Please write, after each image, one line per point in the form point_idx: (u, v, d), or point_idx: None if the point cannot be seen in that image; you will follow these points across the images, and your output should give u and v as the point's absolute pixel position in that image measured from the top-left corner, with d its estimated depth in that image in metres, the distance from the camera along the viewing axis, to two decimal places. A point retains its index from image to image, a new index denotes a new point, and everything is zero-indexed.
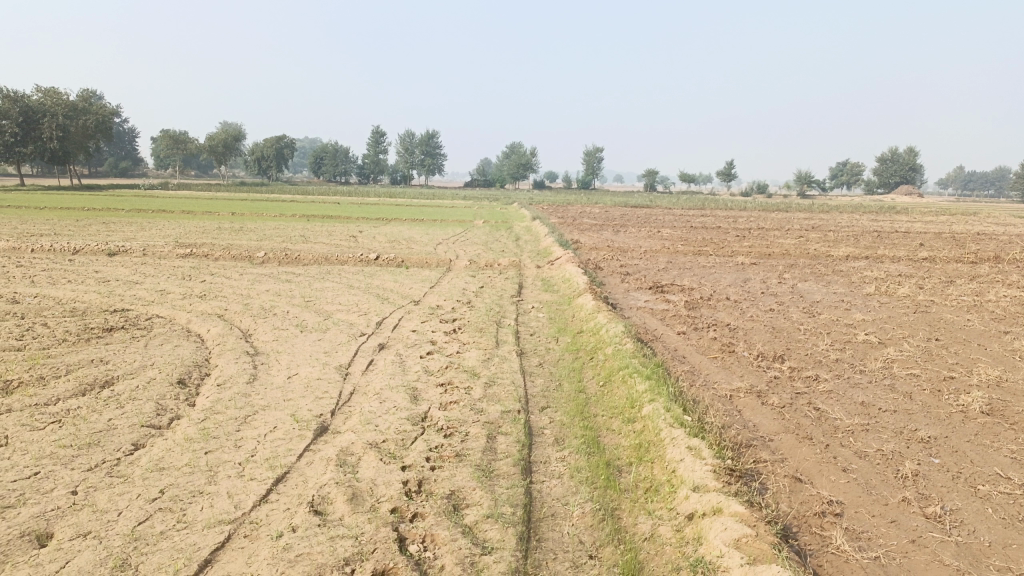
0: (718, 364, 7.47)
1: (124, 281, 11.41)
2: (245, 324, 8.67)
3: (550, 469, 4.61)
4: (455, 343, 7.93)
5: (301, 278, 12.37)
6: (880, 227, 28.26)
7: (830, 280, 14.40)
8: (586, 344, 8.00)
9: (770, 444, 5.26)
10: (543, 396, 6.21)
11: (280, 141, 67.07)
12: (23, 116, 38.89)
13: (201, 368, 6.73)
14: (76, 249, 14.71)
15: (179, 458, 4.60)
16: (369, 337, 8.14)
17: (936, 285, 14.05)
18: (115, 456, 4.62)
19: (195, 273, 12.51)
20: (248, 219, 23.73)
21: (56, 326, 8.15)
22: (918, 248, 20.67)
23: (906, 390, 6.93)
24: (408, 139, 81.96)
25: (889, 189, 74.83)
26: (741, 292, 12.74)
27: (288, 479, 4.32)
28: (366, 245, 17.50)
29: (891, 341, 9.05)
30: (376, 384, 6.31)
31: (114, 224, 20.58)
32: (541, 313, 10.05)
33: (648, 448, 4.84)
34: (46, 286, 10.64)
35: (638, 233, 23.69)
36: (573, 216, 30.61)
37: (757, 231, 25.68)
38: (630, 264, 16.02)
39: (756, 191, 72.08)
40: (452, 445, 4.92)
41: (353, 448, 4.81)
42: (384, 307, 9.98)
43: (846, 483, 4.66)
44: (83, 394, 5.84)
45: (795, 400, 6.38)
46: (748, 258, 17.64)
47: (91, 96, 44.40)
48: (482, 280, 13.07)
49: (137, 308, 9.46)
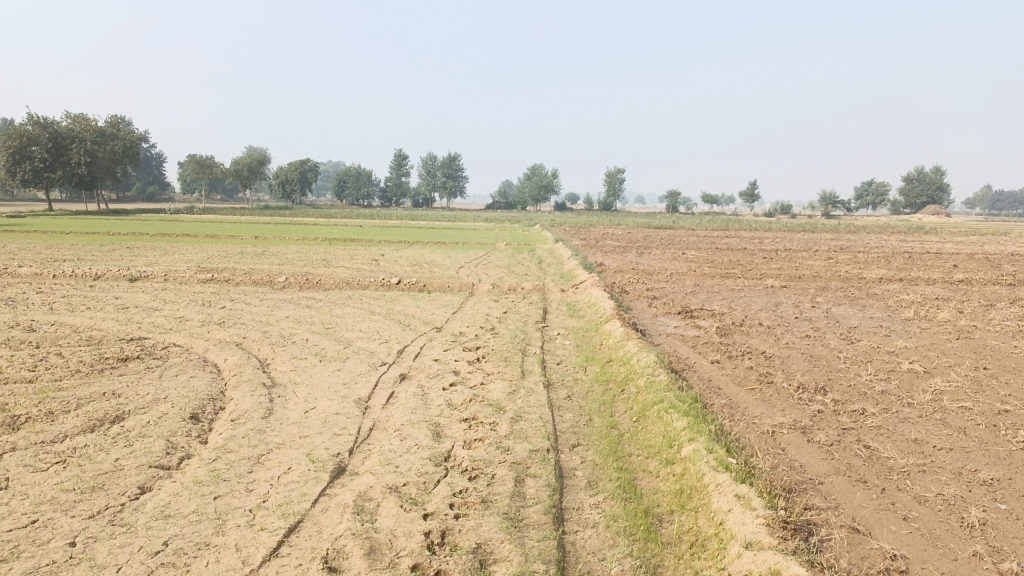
0: (757, 396, 7.08)
1: (143, 307, 11.24)
2: (263, 353, 8.41)
3: (584, 518, 4.26)
4: (479, 373, 7.60)
5: (322, 303, 12.14)
6: (910, 248, 27.58)
7: (865, 304, 13.91)
8: (616, 374, 7.64)
9: (821, 488, 4.87)
10: (573, 432, 5.85)
11: (305, 165, 67.57)
12: (52, 143, 39.47)
13: (216, 401, 6.47)
14: (98, 274, 14.64)
15: (187, 504, 4.30)
16: (390, 366, 7.84)
17: (977, 309, 13.52)
18: (119, 501, 4.33)
19: (215, 298, 12.35)
20: (271, 243, 23.66)
21: (70, 356, 7.95)
22: (953, 270, 20.06)
23: (960, 425, 6.48)
24: (431, 162, 82.55)
25: (916, 210, 73.71)
26: (774, 317, 12.32)
27: (301, 530, 4.00)
28: (388, 269, 17.30)
29: (937, 371, 8.59)
30: (397, 419, 5.99)
31: (137, 248, 20.58)
32: (567, 340, 9.72)
33: (690, 494, 4.47)
34: (65, 313, 10.49)
35: (663, 256, 23.30)
36: (596, 238, 30.40)
37: (785, 252, 25.20)
38: (657, 288, 15.63)
39: (779, 212, 71.55)
40: (478, 489, 4.58)
41: (372, 493, 4.48)
42: (406, 334, 9.70)
43: (908, 534, 4.25)
44: (92, 431, 5.57)
45: (842, 437, 5.98)
46: (777, 281, 17.20)
47: (119, 121, 44.93)
48: (505, 305, 12.75)
49: (155, 336, 9.25)
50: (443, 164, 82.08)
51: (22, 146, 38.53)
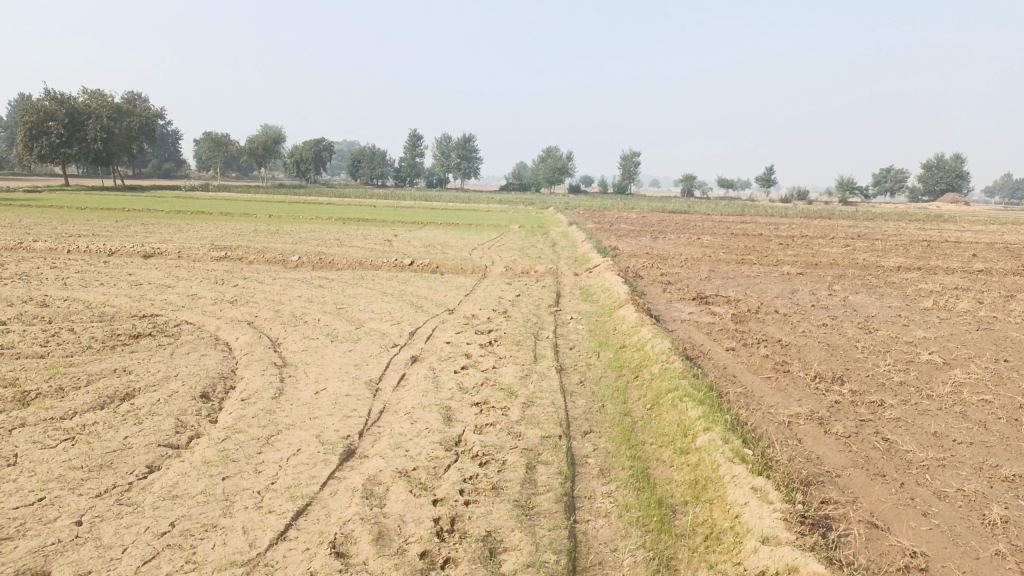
0: (773, 385, 6.98)
1: (156, 284, 11.22)
2: (275, 333, 8.37)
3: (595, 507, 4.19)
4: (491, 357, 7.52)
5: (335, 283, 12.08)
6: (928, 236, 27.25)
7: (883, 293, 13.71)
8: (630, 360, 7.54)
9: (838, 481, 4.78)
10: (586, 419, 5.77)
11: (320, 144, 67.44)
12: (69, 118, 39.52)
13: (226, 380, 6.43)
14: (111, 250, 14.63)
15: (194, 485, 4.26)
16: (402, 348, 7.78)
17: (997, 299, 13.29)
18: (126, 480, 4.30)
19: (228, 276, 12.32)
20: (284, 222, 23.62)
21: (82, 332, 7.93)
22: (973, 260, 19.75)
23: (980, 419, 6.34)
24: (445, 143, 82.24)
25: (935, 198, 72.77)
26: (790, 304, 12.16)
27: (309, 513, 3.94)
28: (401, 249, 17.21)
29: (957, 362, 8.43)
30: (408, 402, 5.93)
31: (152, 225, 20.58)
32: (580, 325, 9.63)
33: (705, 485, 4.39)
34: (78, 289, 10.48)
35: (678, 240, 23.09)
36: (611, 221, 30.16)
37: (801, 238, 24.92)
38: (671, 273, 15.48)
39: (796, 198, 70.91)
40: (489, 475, 4.51)
41: (382, 477, 4.42)
42: (418, 316, 9.63)
43: (928, 530, 4.15)
44: (101, 408, 5.54)
45: (860, 429, 5.87)
46: (793, 268, 17.00)
47: (135, 97, 44.92)
48: (518, 288, 12.66)
49: (167, 313, 9.21)
50: (457, 145, 81.78)
51: (39, 122, 38.60)
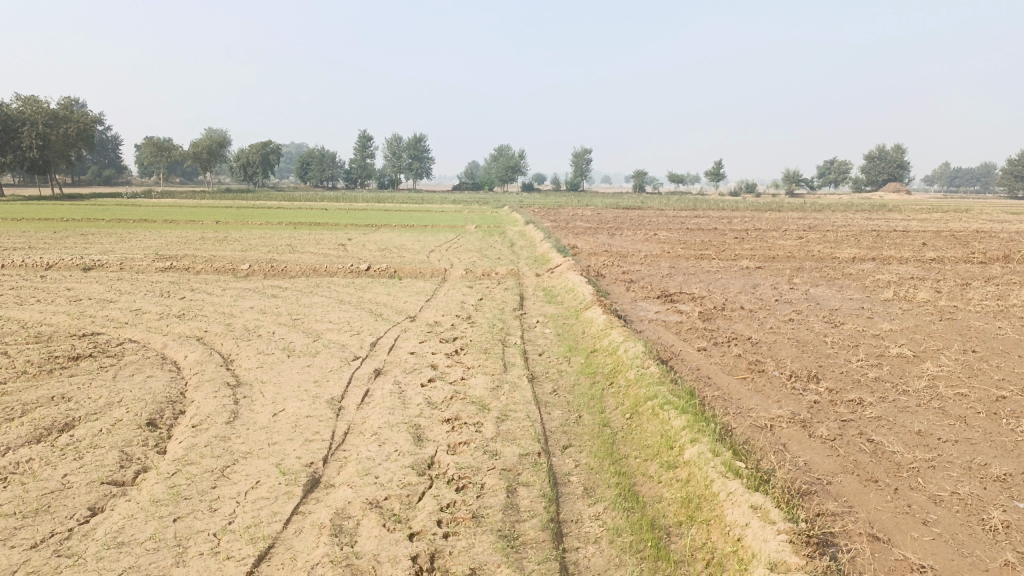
0: (750, 386, 6.80)
1: (98, 300, 10.60)
2: (227, 349, 7.90)
3: (584, 532, 3.91)
4: (459, 367, 7.19)
5: (289, 292, 11.60)
6: (877, 226, 27.74)
7: (842, 285, 13.74)
8: (602, 365, 7.28)
9: (830, 490, 4.58)
10: (563, 432, 5.48)
11: (267, 147, 66.08)
12: (1, 125, 37.80)
13: (175, 404, 5.98)
14: (49, 264, 13.88)
15: (143, 529, 3.85)
16: (364, 361, 7.40)
17: (954, 288, 13.41)
18: (65, 526, 3.86)
19: (175, 289, 11.75)
20: (233, 228, 22.84)
21: (16, 355, 7.38)
22: (924, 248, 20.03)
23: (960, 414, 6.24)
24: (396, 143, 81.37)
25: (877, 187, 74.61)
26: (754, 300, 12.08)
27: (272, 557, 3.57)
28: (356, 254, 16.75)
29: (926, 355, 8.37)
30: (374, 421, 5.56)
31: (92, 235, 19.74)
32: (547, 329, 9.35)
33: (699, 504, 4.14)
34: (12, 308, 9.83)
35: (635, 237, 23.02)
36: (566, 219, 29.96)
37: (756, 231, 25.10)
38: (633, 271, 15.31)
39: (744, 191, 71.95)
40: (468, 502, 4.18)
41: (352, 510, 4.06)
42: (378, 325, 9.24)
43: (931, 541, 3.95)
44: (37, 442, 5.06)
45: (844, 431, 5.70)
46: (752, 262, 17.02)
47: (72, 102, 43.20)
48: (481, 291, 12.34)
49: (109, 331, 8.65)
50: (408, 145, 80.95)
51: None
